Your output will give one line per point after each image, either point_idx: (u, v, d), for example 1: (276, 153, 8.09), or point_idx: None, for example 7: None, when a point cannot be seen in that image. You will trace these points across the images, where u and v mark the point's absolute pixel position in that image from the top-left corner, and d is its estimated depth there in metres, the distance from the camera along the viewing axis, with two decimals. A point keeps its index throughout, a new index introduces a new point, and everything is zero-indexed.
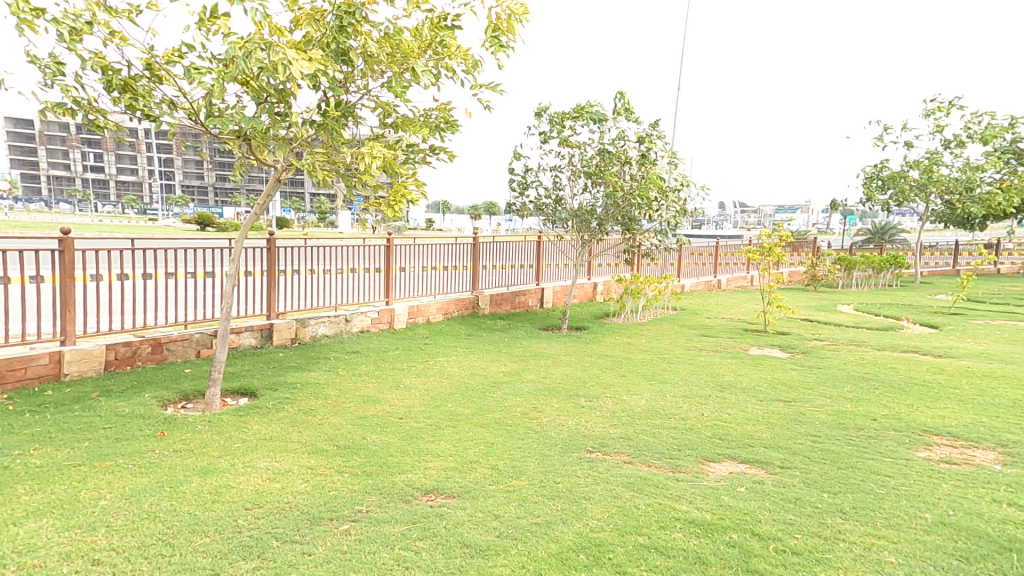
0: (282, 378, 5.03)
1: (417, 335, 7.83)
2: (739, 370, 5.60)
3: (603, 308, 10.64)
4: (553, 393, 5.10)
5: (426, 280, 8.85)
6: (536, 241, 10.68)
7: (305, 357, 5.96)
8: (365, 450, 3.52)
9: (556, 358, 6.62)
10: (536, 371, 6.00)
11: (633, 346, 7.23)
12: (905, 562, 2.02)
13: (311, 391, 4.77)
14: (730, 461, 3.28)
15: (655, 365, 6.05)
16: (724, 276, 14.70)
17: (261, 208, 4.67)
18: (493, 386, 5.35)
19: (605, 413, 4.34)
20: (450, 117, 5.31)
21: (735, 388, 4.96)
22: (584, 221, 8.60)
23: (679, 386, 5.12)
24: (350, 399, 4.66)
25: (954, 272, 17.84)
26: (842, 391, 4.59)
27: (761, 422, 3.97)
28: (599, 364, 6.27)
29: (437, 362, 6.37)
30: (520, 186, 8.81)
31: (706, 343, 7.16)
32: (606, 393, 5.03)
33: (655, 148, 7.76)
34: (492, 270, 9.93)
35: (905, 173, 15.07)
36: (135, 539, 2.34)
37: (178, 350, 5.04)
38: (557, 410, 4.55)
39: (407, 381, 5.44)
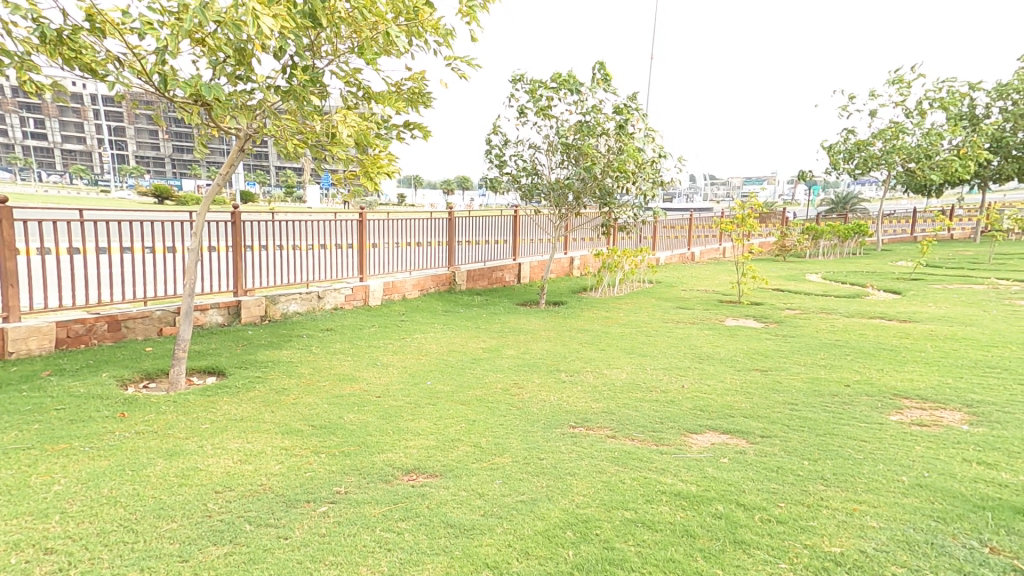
0: (253, 357, 4.82)
1: (393, 312, 7.66)
2: (716, 342, 5.68)
3: (580, 282, 10.64)
4: (534, 368, 5.06)
5: (401, 256, 8.61)
6: (512, 216, 10.53)
7: (277, 335, 5.73)
8: (343, 429, 3.41)
9: (535, 333, 6.58)
10: (516, 347, 5.95)
11: (612, 320, 7.23)
12: (886, 526, 2.05)
13: (284, 370, 4.59)
14: (712, 431, 3.30)
15: (634, 339, 6.08)
16: (698, 250, 14.89)
17: (223, 179, 4.36)
18: (473, 363, 5.27)
19: (587, 388, 4.35)
20: (424, 90, 5.05)
21: (713, 359, 5.02)
22: (561, 195, 8.46)
23: (658, 359, 5.15)
24: (325, 377, 4.51)
25: (913, 240, 18.52)
26: (815, 359, 4.69)
27: (740, 392, 4.03)
28: (579, 338, 6.26)
29: (414, 339, 6.25)
30: (496, 159, 8.56)
31: (683, 315, 7.24)
32: (587, 367, 5.03)
33: (633, 120, 7.62)
34: (468, 245, 9.75)
35: (871, 141, 15.38)
36: (93, 525, 2.17)
37: (138, 328, 4.74)
38: (539, 386, 4.51)
39: (384, 359, 5.31)
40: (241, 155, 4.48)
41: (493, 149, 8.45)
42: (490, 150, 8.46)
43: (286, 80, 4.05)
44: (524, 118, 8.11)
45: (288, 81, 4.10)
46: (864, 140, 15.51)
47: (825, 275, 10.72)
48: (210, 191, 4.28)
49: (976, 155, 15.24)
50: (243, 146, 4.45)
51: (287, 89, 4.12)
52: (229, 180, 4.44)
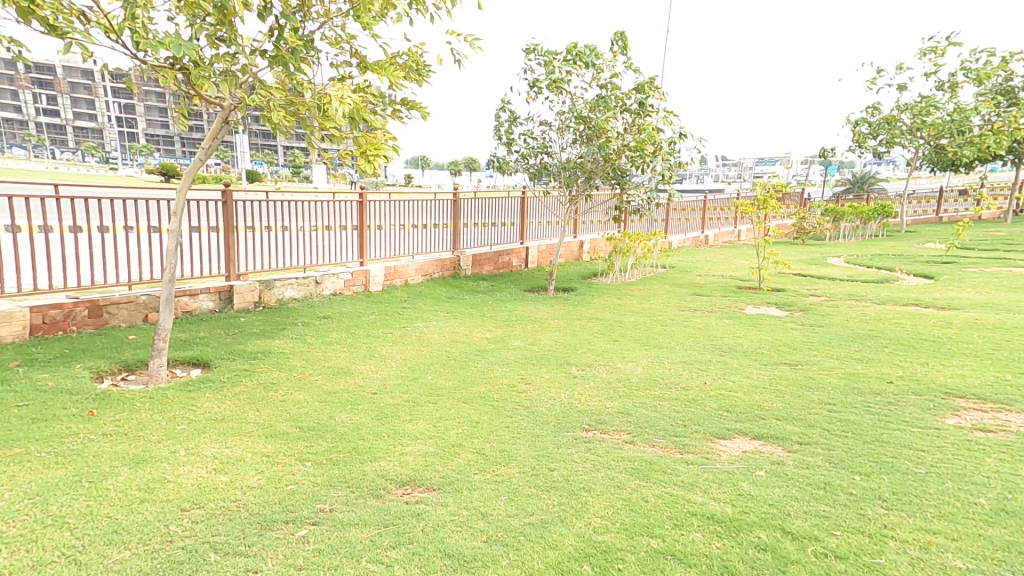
0: (242, 347, 4.53)
1: (394, 298, 7.35)
2: (738, 332, 5.29)
3: (590, 267, 10.26)
4: (543, 362, 4.72)
5: (404, 239, 8.27)
6: (521, 198, 10.12)
7: (271, 323, 5.44)
8: (333, 432, 3.11)
9: (544, 322, 6.24)
10: (523, 337, 5.61)
11: (624, 308, 6.86)
12: (975, 567, 1.71)
13: (274, 362, 4.29)
14: (742, 437, 2.95)
15: (649, 329, 5.72)
16: (713, 233, 14.38)
17: (205, 153, 4.02)
18: (477, 355, 4.95)
19: (600, 385, 4.01)
20: (425, 63, 4.64)
21: (736, 352, 4.65)
22: (573, 175, 8.03)
23: (676, 352, 4.78)
24: (318, 371, 4.22)
25: (937, 221, 17.82)
26: (850, 351, 4.30)
27: (769, 389, 3.66)
28: (590, 328, 5.91)
29: (416, 328, 5.93)
30: (505, 137, 8.12)
31: (700, 302, 6.86)
32: (599, 360, 4.69)
33: (653, 96, 7.16)
34: (474, 228, 9.38)
35: (898, 115, 14.66)
36: (30, 555, 1.89)
37: (121, 313, 4.48)
38: (547, 382, 4.18)
39: (382, 350, 5.01)
40: (224, 127, 4.12)
41: (502, 126, 8.02)
42: (499, 126, 8.03)
43: (273, 44, 3.65)
44: (536, 92, 7.66)
45: (275, 46, 3.71)
46: (891, 115, 14.80)
47: (848, 260, 10.22)
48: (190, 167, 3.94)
49: (1010, 130, 14.49)
50: (227, 118, 4.08)
51: (274, 54, 3.73)
52: (212, 154, 4.09)
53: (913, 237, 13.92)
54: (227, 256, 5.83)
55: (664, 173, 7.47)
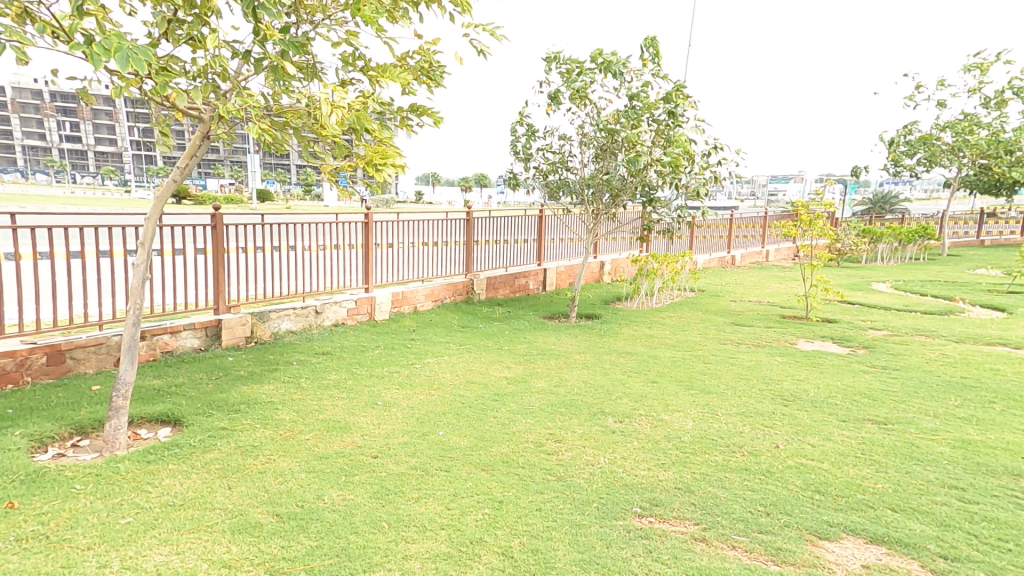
0: (224, 396, 3.93)
1: (402, 328, 6.78)
2: (798, 375, 4.55)
3: (612, 290, 9.63)
4: (573, 410, 4.03)
5: (413, 260, 7.70)
6: (538, 215, 9.52)
7: (262, 365, 4.86)
8: (320, 524, 2.49)
9: (568, 357, 5.58)
10: (546, 377, 4.93)
11: (656, 340, 6.16)
12: None
13: (258, 417, 3.68)
14: (852, 539, 2.22)
15: (690, 369, 5.00)
16: (739, 254, 13.65)
17: (180, 174, 3.48)
18: (495, 401, 4.28)
19: (647, 446, 3.30)
20: (438, 66, 4.08)
21: (803, 401, 3.94)
22: (596, 193, 7.43)
23: (728, 400, 4.08)
24: (310, 428, 3.63)
25: (979, 244, 17.08)
26: (949, 408, 3.60)
27: (866, 460, 2.90)
28: (622, 366, 5.21)
29: (425, 365, 5.32)
30: (522, 152, 7.57)
31: (742, 335, 6.16)
32: (640, 410, 3.96)
33: (684, 105, 6.56)
34: (488, 249, 8.80)
35: (938, 134, 14.17)
36: None
37: (87, 359, 4.01)
38: (580, 439, 3.50)
39: (387, 396, 4.40)
40: (204, 144, 3.58)
41: (520, 140, 7.47)
42: (516, 140, 7.48)
43: (257, 44, 3.11)
44: (556, 104, 7.12)
45: (262, 48, 3.17)
46: (929, 135, 14.31)
47: (894, 285, 9.52)
48: (164, 190, 3.42)
49: None
50: (207, 133, 3.55)
51: (260, 56, 3.19)
52: (190, 175, 3.56)
53: (955, 261, 13.13)
54: (217, 284, 5.30)
55: (698, 189, 6.82)
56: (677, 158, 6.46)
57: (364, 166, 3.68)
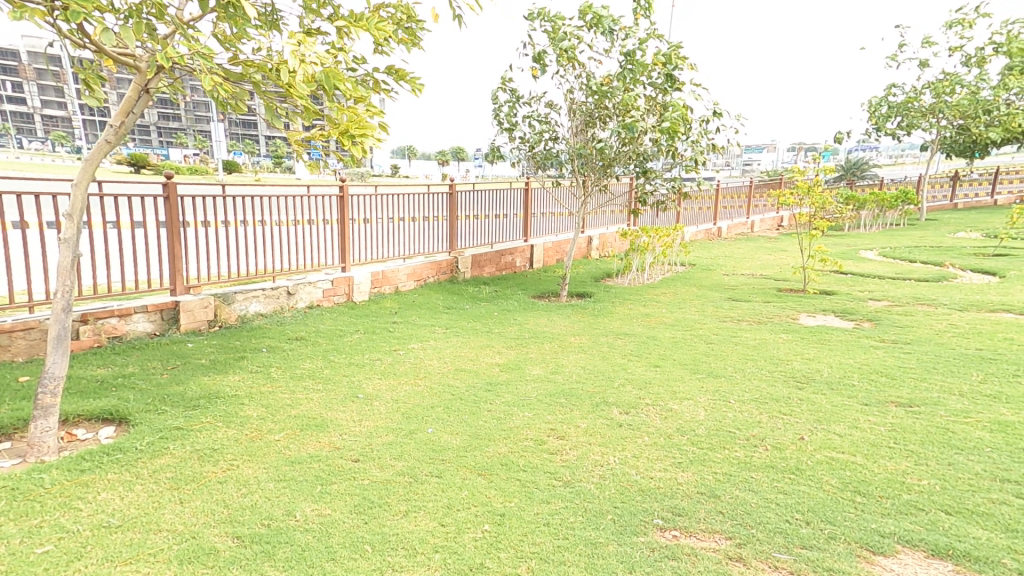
0: (181, 389, 3.44)
1: (383, 311, 6.35)
2: (807, 353, 4.24)
3: (602, 266, 9.32)
4: (574, 403, 3.70)
5: (393, 237, 7.20)
6: (524, 188, 9.04)
7: (226, 352, 4.37)
8: (292, 549, 2.10)
9: (563, 341, 5.27)
10: (542, 363, 4.64)
11: (653, 320, 5.85)
12: None
13: (220, 414, 3.23)
14: (910, 552, 1.95)
15: (693, 349, 4.71)
16: (725, 225, 13.44)
17: (115, 135, 2.89)
18: (488, 392, 3.97)
19: (659, 441, 3.00)
20: (419, 16, 3.53)
21: (818, 380, 3.68)
22: (587, 164, 6.98)
23: (739, 384, 3.81)
24: (281, 425, 3.21)
25: (954, 207, 17.27)
26: (973, 386, 3.39)
27: (903, 449, 2.64)
28: (620, 349, 4.91)
29: (410, 352, 4.93)
30: (506, 121, 7.03)
31: (742, 310, 5.91)
32: (645, 399, 3.67)
33: (682, 67, 6.11)
34: (472, 224, 8.32)
35: (920, 95, 14.01)
36: None
37: (15, 346, 3.49)
38: (584, 435, 3.19)
39: (368, 387, 4.01)
40: (144, 99, 2.98)
41: (503, 108, 6.92)
42: (500, 107, 6.92)
43: None
44: (543, 67, 6.55)
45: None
46: (912, 96, 14.14)
47: (882, 251, 9.43)
48: (95, 152, 2.84)
49: None
50: (146, 86, 2.94)
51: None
52: (127, 135, 2.96)
53: (937, 226, 13.13)
54: (173, 264, 4.74)
55: (695, 157, 6.41)
56: (676, 124, 6.02)
57: (337, 135, 3.19)
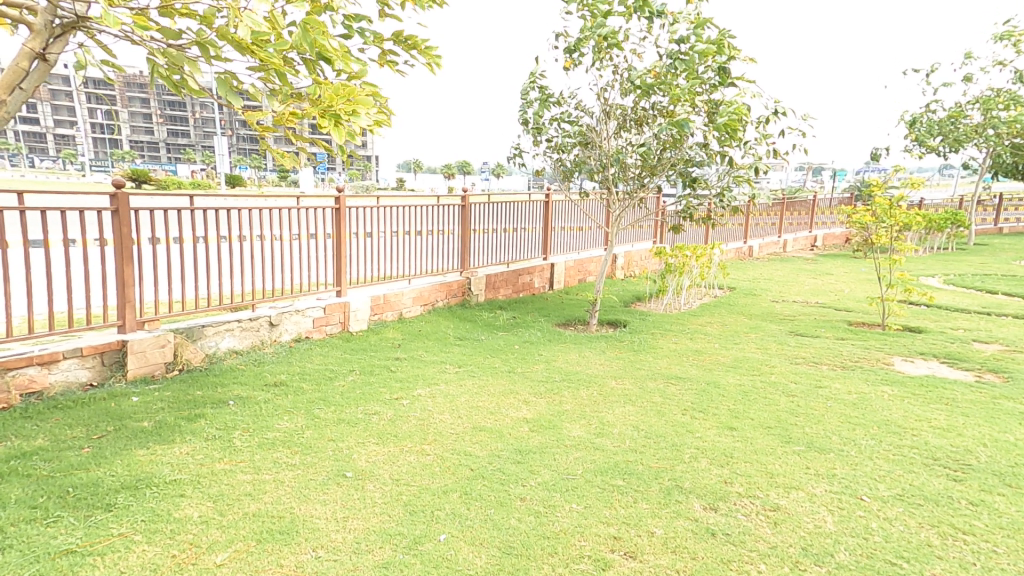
0: (93, 478, 2.62)
1: (384, 345, 5.48)
2: (935, 419, 3.26)
3: (631, 288, 8.45)
4: (635, 487, 2.74)
5: (397, 255, 6.35)
6: (544, 202, 8.20)
7: (180, 410, 3.49)
8: None
9: (604, 388, 4.35)
10: (582, 421, 3.69)
11: (707, 362, 4.89)
12: None
13: (141, 522, 2.36)
14: None
15: (773, 404, 3.73)
16: (757, 242, 12.50)
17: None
18: (518, 466, 3.06)
19: (779, 573, 2.03)
20: None
21: (975, 465, 2.70)
22: (621, 174, 6.11)
23: (858, 458, 2.84)
24: (232, 537, 2.30)
25: (998, 232, 16.24)
26: None
27: None
28: (677, 401, 3.95)
29: (416, 404, 4.05)
30: (531, 125, 6.20)
31: (813, 348, 4.95)
32: (732, 480, 2.73)
33: (737, 59, 5.21)
34: (485, 240, 7.47)
35: (967, 111, 13.14)
36: None
37: None
38: (665, 551, 2.21)
39: (362, 458, 3.12)
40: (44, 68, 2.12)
41: (527, 108, 6.08)
42: (525, 109, 6.07)
43: None
44: (575, 61, 5.74)
45: None
46: (960, 110, 13.22)
47: (947, 278, 8.43)
48: None
49: None
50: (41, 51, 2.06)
51: None
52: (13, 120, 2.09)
53: (991, 250, 12.14)
54: (123, 292, 3.90)
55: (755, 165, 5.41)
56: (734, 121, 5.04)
57: (319, 114, 2.37)
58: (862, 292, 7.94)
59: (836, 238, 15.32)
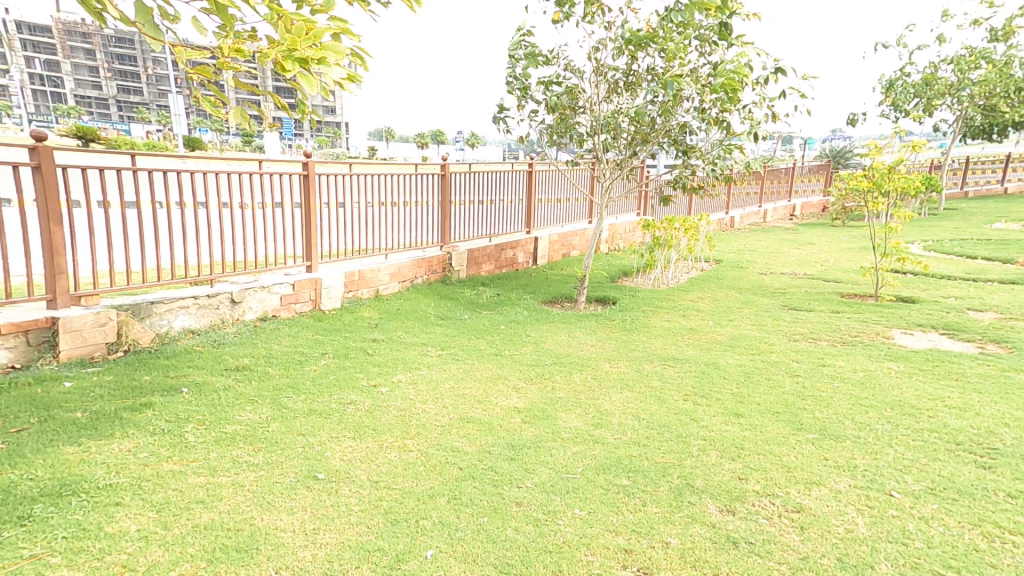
0: (9, 483, 2.19)
1: (361, 326, 5.09)
2: (948, 397, 3.09)
3: (618, 262, 8.19)
4: (643, 487, 2.48)
5: (371, 228, 5.88)
6: (528, 171, 7.77)
7: (122, 398, 3.03)
8: None
9: (598, 373, 4.12)
10: (578, 410, 3.45)
11: (703, 340, 4.67)
12: None
13: (65, 537, 1.96)
14: None
15: (777, 383, 3.52)
16: (738, 214, 12.36)
17: None
18: (511, 463, 2.78)
19: None
20: None
21: (999, 450, 2.53)
22: (612, 141, 5.73)
23: (877, 445, 2.63)
24: (179, 559, 1.93)
25: (965, 195, 16.52)
26: None
27: None
28: (676, 385, 3.72)
29: (397, 392, 3.71)
30: (516, 85, 5.73)
31: (808, 321, 4.78)
32: (747, 474, 2.49)
33: (739, 14, 4.80)
34: (466, 211, 7.04)
35: (940, 72, 12.92)
36: None
37: None
38: (684, 566, 1.96)
39: (336, 455, 2.78)
40: None
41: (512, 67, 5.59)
42: (510, 65, 5.58)
43: None
44: (564, 14, 5.27)
45: None
46: (933, 71, 13.00)
47: (927, 244, 8.41)
48: None
49: None
50: None
51: None
52: None
53: (963, 215, 12.28)
54: (53, 262, 3.40)
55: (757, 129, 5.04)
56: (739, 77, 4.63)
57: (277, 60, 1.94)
58: (847, 262, 7.85)
59: (814, 208, 15.31)
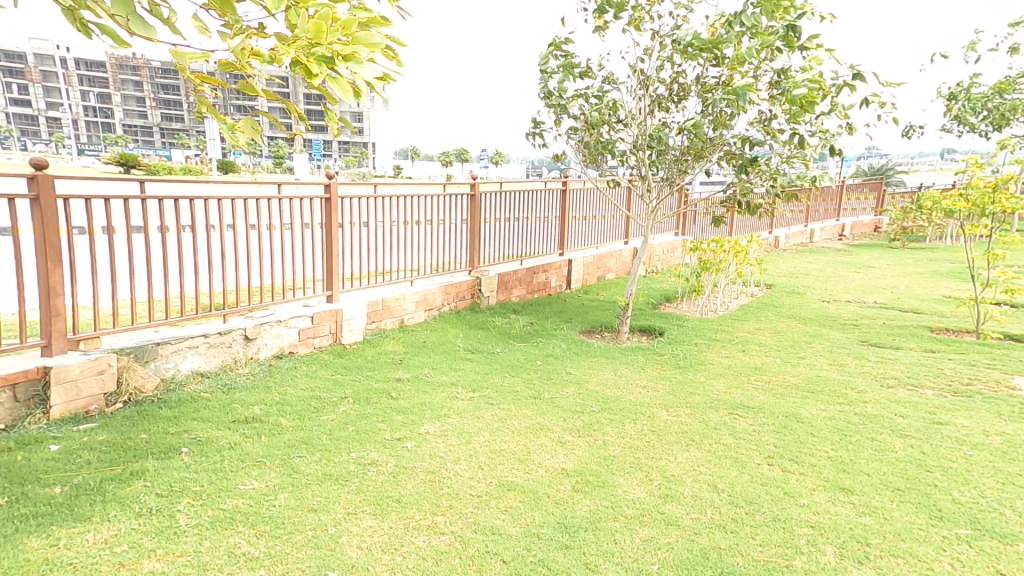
0: None
1: (384, 362, 4.66)
2: None
3: (657, 287, 7.62)
4: None
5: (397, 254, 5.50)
6: (560, 190, 7.32)
7: (112, 464, 2.63)
8: None
9: (656, 423, 3.55)
10: (639, 473, 2.89)
11: (774, 384, 4.04)
12: None
13: None
14: None
15: (884, 446, 2.89)
16: (782, 234, 11.64)
17: None
18: (568, 555, 2.23)
19: None
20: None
21: None
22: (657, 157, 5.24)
23: None
24: None
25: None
26: None
27: None
28: (755, 442, 3.12)
29: (425, 448, 3.23)
30: (553, 96, 5.29)
31: (899, 365, 4.12)
32: None
33: (811, 14, 4.27)
34: (496, 231, 6.59)
35: (1015, 84, 12.01)
36: None
37: None
38: None
39: (354, 541, 2.29)
40: None
41: (550, 78, 5.17)
42: (546, 77, 5.16)
43: None
44: (607, 20, 4.85)
45: None
46: (1006, 82, 12.07)
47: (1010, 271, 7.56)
48: None
49: None
50: None
51: None
52: None
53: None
54: (48, 301, 3.06)
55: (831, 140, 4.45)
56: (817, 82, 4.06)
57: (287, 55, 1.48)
58: (919, 291, 7.08)
59: (864, 227, 14.38)
